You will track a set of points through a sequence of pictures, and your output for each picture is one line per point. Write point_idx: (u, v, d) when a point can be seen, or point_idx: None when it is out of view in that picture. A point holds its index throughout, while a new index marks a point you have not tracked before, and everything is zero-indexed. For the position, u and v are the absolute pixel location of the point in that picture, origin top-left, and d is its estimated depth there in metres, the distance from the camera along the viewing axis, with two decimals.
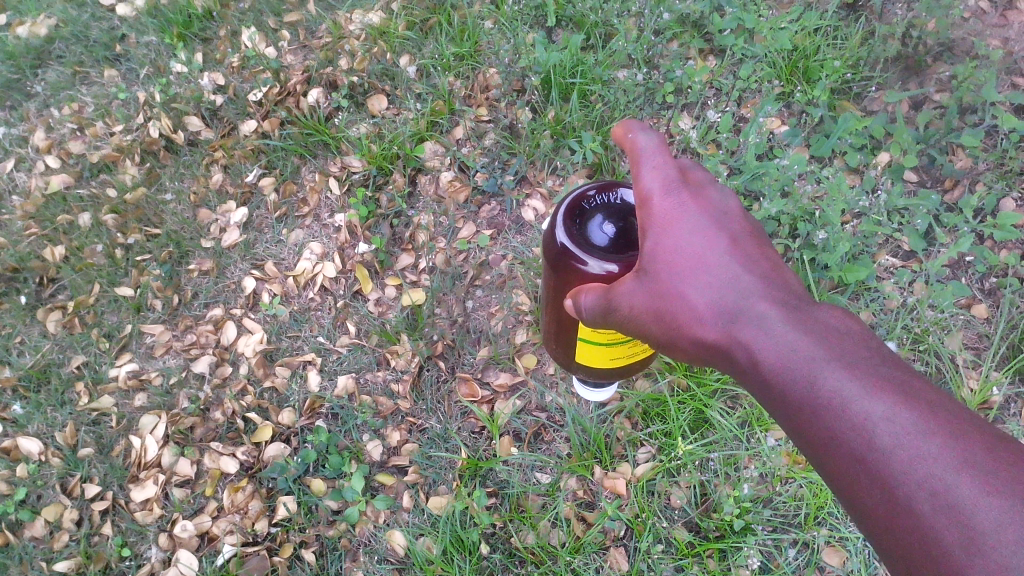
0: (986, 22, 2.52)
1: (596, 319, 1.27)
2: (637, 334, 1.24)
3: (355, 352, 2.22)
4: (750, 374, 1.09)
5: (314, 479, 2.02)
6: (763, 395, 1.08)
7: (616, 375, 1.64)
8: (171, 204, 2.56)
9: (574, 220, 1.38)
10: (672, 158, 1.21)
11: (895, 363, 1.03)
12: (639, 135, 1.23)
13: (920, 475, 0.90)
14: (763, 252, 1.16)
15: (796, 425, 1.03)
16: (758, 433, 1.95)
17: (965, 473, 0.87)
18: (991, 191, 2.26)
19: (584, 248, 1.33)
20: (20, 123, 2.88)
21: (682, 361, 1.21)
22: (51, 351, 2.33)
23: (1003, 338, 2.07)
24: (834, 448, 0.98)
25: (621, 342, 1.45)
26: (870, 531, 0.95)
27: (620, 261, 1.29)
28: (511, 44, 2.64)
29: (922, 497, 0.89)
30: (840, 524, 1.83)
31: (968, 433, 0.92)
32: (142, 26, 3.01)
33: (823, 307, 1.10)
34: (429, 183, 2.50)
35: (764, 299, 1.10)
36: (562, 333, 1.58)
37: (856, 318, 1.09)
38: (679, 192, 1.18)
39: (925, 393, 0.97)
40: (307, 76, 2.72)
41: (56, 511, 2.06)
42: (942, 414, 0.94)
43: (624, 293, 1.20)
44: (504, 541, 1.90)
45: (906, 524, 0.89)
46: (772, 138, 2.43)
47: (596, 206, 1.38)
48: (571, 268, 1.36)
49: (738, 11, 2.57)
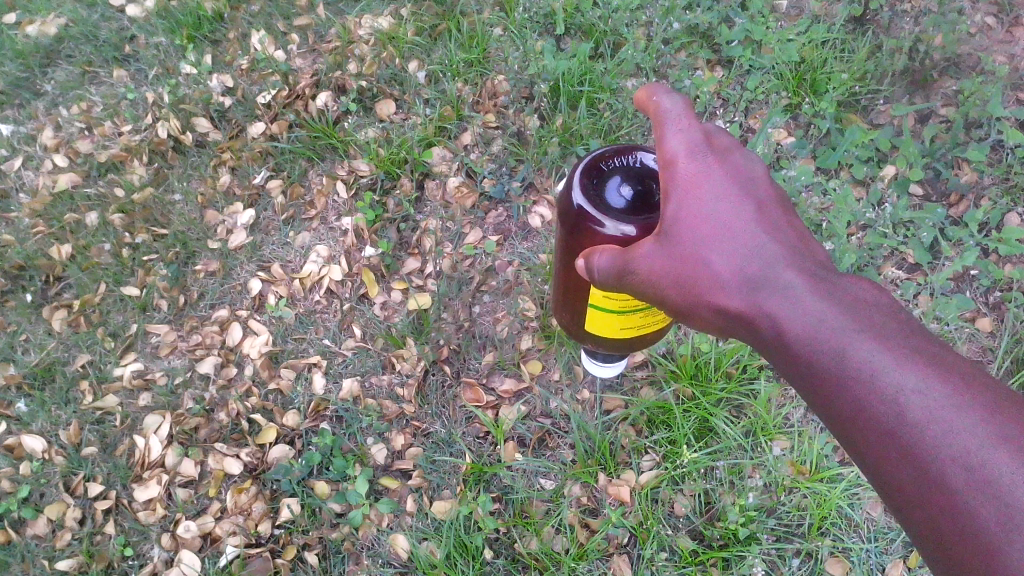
0: (992, 38, 2.54)
1: (608, 280, 1.25)
2: (652, 299, 1.23)
3: (360, 356, 2.23)
4: (775, 344, 1.10)
5: (318, 482, 2.02)
6: (787, 365, 1.09)
7: (628, 347, 1.62)
8: (179, 204, 2.58)
9: (591, 180, 1.35)
10: (697, 121, 1.21)
11: (923, 335, 1.05)
12: (663, 99, 1.22)
13: (955, 451, 0.93)
14: (789, 220, 1.17)
15: (821, 397, 1.05)
16: (763, 443, 1.96)
17: (1001, 449, 0.90)
18: (996, 206, 2.27)
19: (600, 209, 1.30)
20: (29, 121, 2.89)
21: (700, 328, 1.21)
22: (56, 349, 2.34)
23: (1008, 352, 2.07)
24: (863, 420, 1.00)
25: (635, 310, 1.43)
26: (897, 504, 0.98)
27: (638, 223, 1.27)
28: (520, 52, 2.67)
29: (957, 473, 0.91)
30: (843, 535, 1.85)
31: (1003, 407, 0.94)
32: (152, 27, 3.03)
33: (849, 277, 1.11)
34: (437, 189, 2.51)
35: (791, 268, 1.11)
36: (572, 299, 1.57)
37: (882, 289, 1.11)
38: (704, 155, 1.18)
39: (956, 365, 1.00)
40: (316, 80, 2.74)
41: (59, 510, 2.07)
42: (975, 387, 0.97)
43: (642, 256, 1.19)
44: (507, 546, 1.90)
45: (940, 499, 0.92)
46: (779, 149, 2.43)
47: (614, 167, 1.35)
48: (585, 229, 1.34)
49: (746, 23, 2.60)
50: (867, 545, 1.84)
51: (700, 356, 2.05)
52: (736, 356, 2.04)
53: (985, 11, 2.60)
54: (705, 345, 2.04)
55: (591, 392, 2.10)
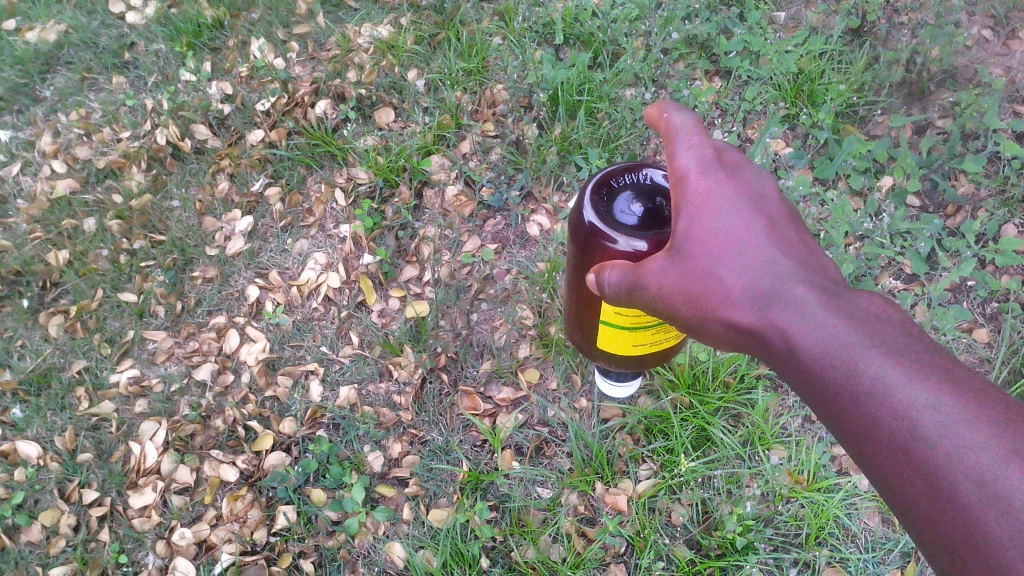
0: (988, 51, 2.57)
1: (620, 296, 1.26)
2: (663, 315, 1.24)
3: (357, 363, 2.23)
4: (786, 360, 1.11)
5: (314, 489, 2.01)
6: (799, 380, 1.10)
7: (638, 364, 1.62)
8: (177, 211, 2.58)
9: (601, 197, 1.36)
10: (708, 137, 1.22)
11: (935, 350, 1.05)
12: (674, 115, 1.24)
13: (966, 466, 0.92)
14: (799, 235, 1.18)
15: (833, 412, 1.06)
16: (761, 452, 1.97)
17: (1013, 464, 0.90)
18: (993, 217, 2.29)
19: (611, 225, 1.31)
20: (27, 127, 2.89)
21: (712, 344, 1.22)
22: (52, 355, 2.33)
23: (1005, 362, 2.08)
24: (874, 435, 1.01)
25: (645, 326, 1.44)
26: (911, 520, 0.98)
27: (648, 238, 1.28)
28: (519, 61, 2.70)
29: (970, 488, 0.91)
30: (841, 545, 1.85)
31: (1016, 422, 0.94)
32: (151, 34, 3.04)
33: (861, 293, 1.12)
34: (435, 197, 2.52)
35: (802, 283, 1.11)
36: (582, 315, 1.57)
37: (895, 304, 1.11)
38: (715, 171, 1.19)
39: (969, 380, 0.99)
40: (315, 87, 2.75)
41: (53, 516, 2.05)
42: (988, 403, 0.96)
43: (652, 270, 1.20)
44: (503, 555, 1.89)
45: (952, 514, 0.92)
46: (777, 160, 2.44)
47: (625, 184, 1.36)
48: (596, 245, 1.34)
49: (744, 34, 2.63)
50: (864, 555, 1.83)
51: (697, 365, 2.05)
52: (734, 366, 2.05)
53: (982, 24, 2.62)
54: (703, 354, 2.05)
55: (588, 400, 2.09)
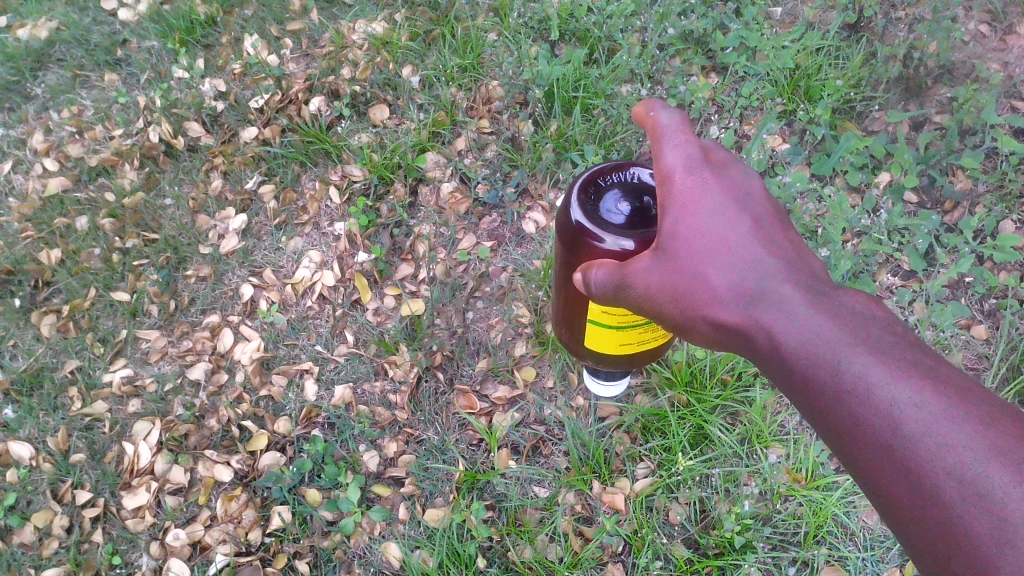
0: (986, 46, 2.56)
1: (606, 295, 1.25)
2: (650, 314, 1.23)
3: (353, 362, 2.21)
4: (772, 359, 1.10)
5: (309, 490, 2.00)
6: (784, 379, 1.09)
7: (627, 364, 1.61)
8: (170, 209, 2.55)
9: (589, 196, 1.35)
10: (694, 136, 1.20)
11: (919, 347, 1.04)
12: (661, 114, 1.22)
13: (948, 464, 0.92)
14: (785, 233, 1.17)
15: (817, 411, 1.05)
16: (758, 450, 1.95)
17: (996, 462, 0.89)
18: (991, 213, 2.28)
19: (598, 225, 1.29)
20: (18, 125, 2.86)
21: (699, 342, 1.21)
22: (45, 355, 2.31)
23: (1004, 359, 2.07)
24: (858, 434, 1.00)
25: (632, 325, 1.43)
26: (895, 518, 0.97)
27: (636, 237, 1.26)
28: (514, 57, 2.68)
29: (951, 487, 0.90)
30: (840, 543, 1.84)
31: (999, 420, 0.93)
32: (143, 31, 3.01)
33: (846, 291, 1.11)
34: (430, 194, 2.51)
35: (787, 282, 1.10)
36: (570, 315, 1.55)
37: (880, 302, 1.10)
38: (701, 170, 1.18)
39: (953, 377, 0.98)
40: (308, 84, 2.73)
41: (45, 518, 2.03)
42: (972, 401, 0.95)
43: (638, 270, 1.19)
44: (500, 555, 1.88)
45: (933, 513, 0.92)
46: (773, 156, 2.43)
47: (612, 183, 1.35)
48: (584, 244, 1.32)
49: (740, 30, 2.63)
50: (863, 554, 1.83)
51: (694, 363, 2.04)
52: (731, 364, 2.04)
53: (978, 18, 2.62)
54: (700, 352, 2.03)
55: (585, 399, 2.08)
